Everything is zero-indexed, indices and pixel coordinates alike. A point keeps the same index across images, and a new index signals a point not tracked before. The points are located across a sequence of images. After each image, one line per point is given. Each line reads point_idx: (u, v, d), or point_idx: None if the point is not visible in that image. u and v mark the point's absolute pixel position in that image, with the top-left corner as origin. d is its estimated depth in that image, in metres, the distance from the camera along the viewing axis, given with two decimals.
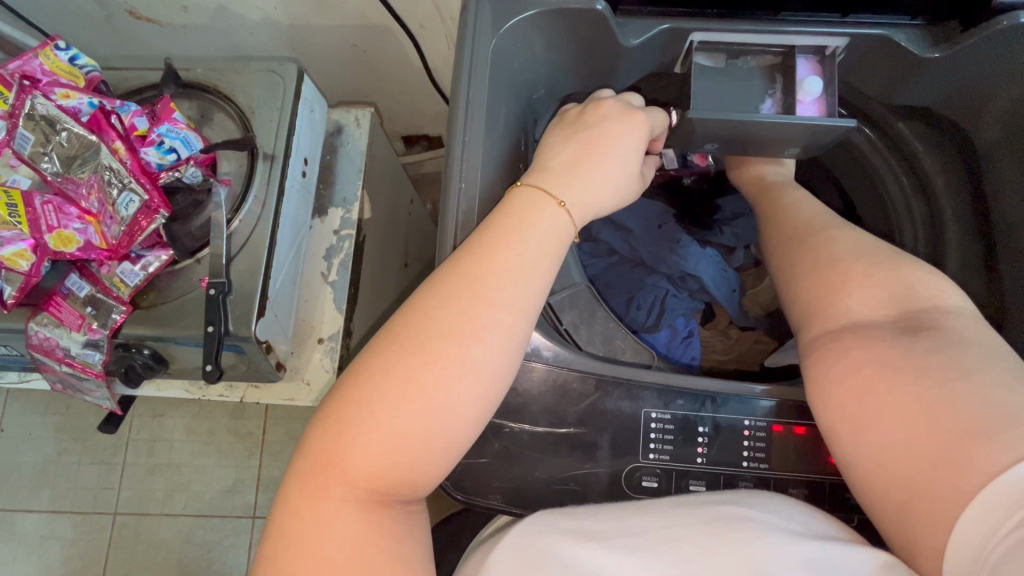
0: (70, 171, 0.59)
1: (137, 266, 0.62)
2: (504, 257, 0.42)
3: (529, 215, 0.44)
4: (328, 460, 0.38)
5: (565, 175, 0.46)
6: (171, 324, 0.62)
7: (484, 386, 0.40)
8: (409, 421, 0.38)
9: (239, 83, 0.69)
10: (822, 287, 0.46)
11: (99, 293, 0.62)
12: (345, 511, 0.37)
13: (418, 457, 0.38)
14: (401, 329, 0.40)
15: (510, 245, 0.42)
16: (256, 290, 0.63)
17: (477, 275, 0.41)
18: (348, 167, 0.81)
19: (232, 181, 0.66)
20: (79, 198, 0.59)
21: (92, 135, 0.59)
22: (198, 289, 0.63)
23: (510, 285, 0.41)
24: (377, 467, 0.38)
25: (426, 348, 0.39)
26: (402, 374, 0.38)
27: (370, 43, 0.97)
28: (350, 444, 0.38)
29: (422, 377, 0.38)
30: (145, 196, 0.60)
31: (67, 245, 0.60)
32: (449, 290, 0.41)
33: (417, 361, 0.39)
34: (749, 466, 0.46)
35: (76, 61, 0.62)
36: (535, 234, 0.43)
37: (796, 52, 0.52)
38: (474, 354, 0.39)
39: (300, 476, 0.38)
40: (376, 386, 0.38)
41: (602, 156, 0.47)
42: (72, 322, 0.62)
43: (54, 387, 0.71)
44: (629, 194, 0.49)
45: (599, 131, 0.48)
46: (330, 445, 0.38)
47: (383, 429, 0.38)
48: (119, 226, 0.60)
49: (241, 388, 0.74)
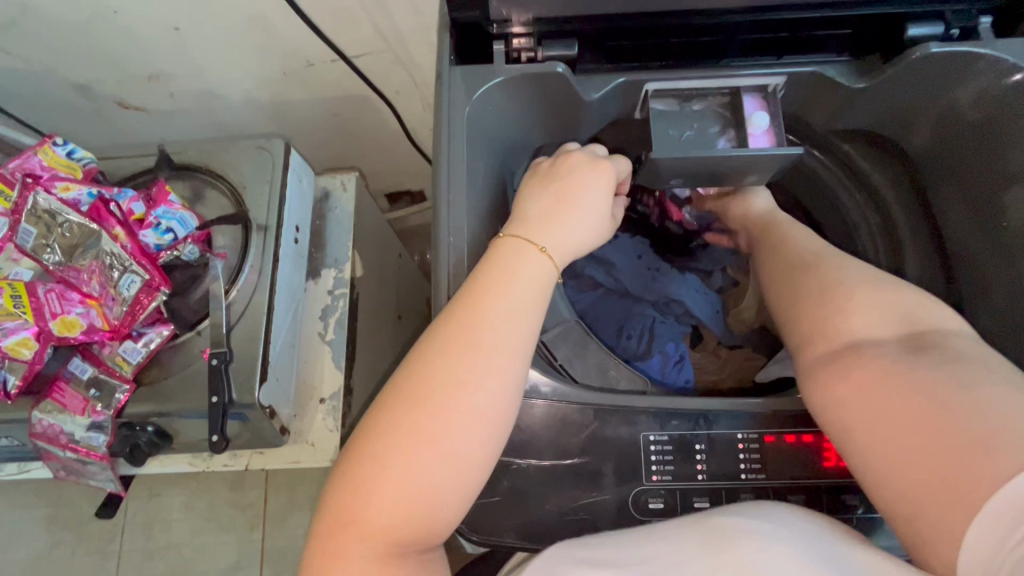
0: (71, 259, 0.62)
1: (139, 343, 0.63)
2: (494, 305, 0.44)
3: (516, 264, 0.47)
4: (346, 519, 0.39)
5: (545, 224, 0.50)
6: (175, 398, 0.63)
7: (487, 428, 0.42)
8: (420, 471, 0.39)
9: (230, 161, 0.73)
10: (824, 311, 0.50)
11: (102, 374, 0.63)
12: (367, 563, 0.38)
13: (431, 504, 0.40)
14: (404, 383, 0.42)
15: (501, 293, 0.45)
16: (257, 357, 0.65)
17: (473, 325, 0.44)
18: (338, 229, 0.85)
19: (227, 254, 0.69)
20: (80, 284, 0.61)
21: (93, 224, 0.61)
22: (200, 361, 0.65)
23: (503, 329, 0.44)
24: (393, 520, 0.39)
25: (430, 398, 0.41)
26: (409, 427, 0.40)
27: (352, 114, 1.03)
28: (365, 501, 0.39)
29: (429, 427, 0.40)
30: (146, 275, 0.62)
31: (71, 330, 0.61)
32: (446, 342, 0.43)
33: (422, 412, 0.41)
34: (748, 478, 0.48)
35: (74, 155, 0.66)
36: (521, 280, 0.46)
37: (741, 91, 0.58)
38: (476, 400, 0.41)
39: (322, 537, 0.39)
40: (386, 440, 0.40)
41: (575, 203, 0.51)
42: (76, 406, 0.64)
43: (57, 475, 0.71)
44: (602, 236, 0.53)
45: (570, 180, 0.52)
46: (347, 504, 0.39)
47: (396, 481, 0.39)
48: (120, 307, 0.62)
49: (245, 456, 0.73)
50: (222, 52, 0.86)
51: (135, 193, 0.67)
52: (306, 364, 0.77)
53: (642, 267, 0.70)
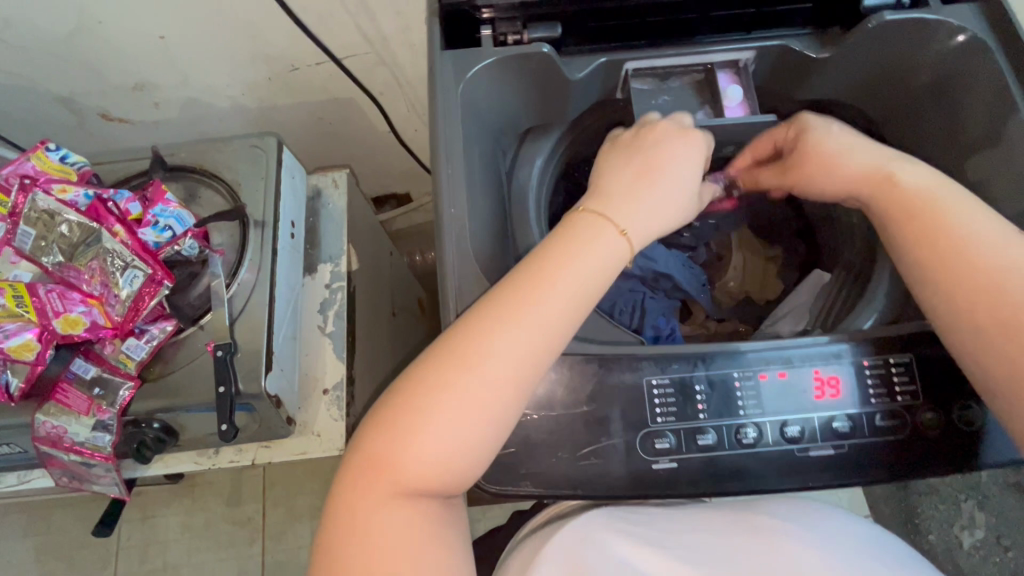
0: (72, 258, 0.62)
1: (142, 340, 0.64)
2: (553, 277, 0.46)
3: (592, 240, 0.48)
4: (383, 458, 0.42)
5: (629, 203, 0.52)
6: (181, 392, 0.64)
7: (529, 394, 0.44)
8: (461, 426, 0.42)
9: (225, 161, 0.75)
10: (983, 286, 0.45)
11: (105, 373, 0.63)
12: (393, 503, 0.42)
13: (465, 459, 0.43)
14: (457, 338, 0.44)
15: (565, 266, 0.47)
16: (261, 346, 0.65)
17: (535, 296, 0.45)
18: (331, 225, 0.86)
19: (226, 250, 0.70)
20: (81, 283, 0.62)
21: (93, 223, 0.62)
22: (205, 354, 0.65)
23: (560, 302, 0.46)
24: (427, 467, 0.42)
25: (483, 362, 0.43)
26: (458, 381, 0.43)
27: (338, 118, 1.05)
28: (403, 445, 0.42)
29: (477, 386, 0.43)
30: (148, 270, 0.63)
31: (74, 328, 0.61)
32: (505, 304, 0.45)
33: (472, 370, 0.43)
34: (747, 414, 0.49)
35: (67, 160, 0.66)
36: (587, 251, 0.48)
37: (715, 67, 0.61)
38: (522, 369, 0.44)
39: (355, 469, 0.43)
40: (435, 395, 0.43)
41: (655, 181, 0.53)
42: (81, 406, 0.63)
43: (59, 482, 0.70)
44: (681, 215, 0.54)
45: (654, 154, 0.54)
46: (384, 443, 0.42)
47: (436, 432, 0.42)
48: (123, 304, 0.62)
49: (252, 450, 0.73)
50: (209, 59, 0.88)
51: (131, 194, 0.68)
52: (307, 358, 0.78)
53: None
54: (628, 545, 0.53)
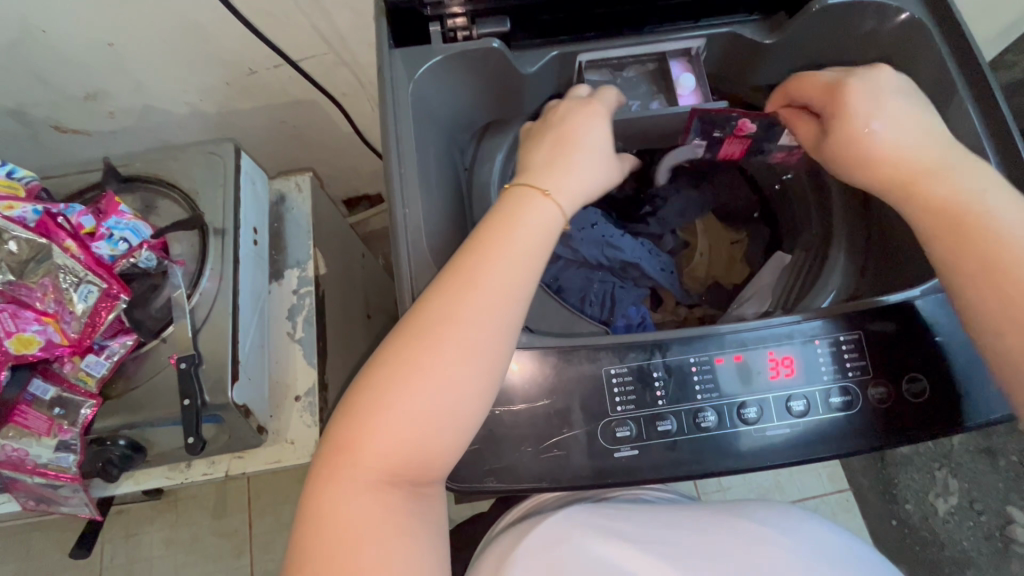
0: (23, 276, 0.60)
1: (102, 356, 0.62)
2: (491, 250, 0.47)
3: (517, 212, 0.50)
4: (343, 445, 0.44)
5: (550, 171, 0.53)
6: (146, 407, 0.63)
7: (480, 364, 0.45)
8: (414, 402, 0.43)
9: (181, 169, 0.73)
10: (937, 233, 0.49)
11: (65, 392, 0.62)
12: (361, 484, 0.43)
13: (423, 434, 0.44)
14: (406, 322, 0.46)
15: (499, 236, 0.48)
16: (226, 355, 0.65)
17: (472, 267, 0.47)
18: (297, 230, 0.85)
19: (186, 261, 0.69)
20: (33, 301, 0.60)
21: (42, 238, 0.60)
22: (168, 367, 0.64)
23: (499, 272, 0.47)
24: (384, 446, 0.43)
25: (424, 334, 0.45)
26: (405, 360, 0.44)
27: (300, 120, 1.03)
28: (360, 429, 0.43)
29: (424, 361, 0.44)
30: (103, 284, 0.61)
31: (28, 347, 0.60)
32: (446, 282, 0.46)
33: (418, 347, 0.44)
34: (705, 398, 0.50)
35: (14, 174, 0.64)
36: (524, 223, 0.49)
37: (667, 57, 0.62)
38: (465, 335, 0.45)
39: (320, 461, 0.44)
40: (385, 371, 0.44)
41: (574, 147, 0.54)
42: (40, 427, 0.62)
43: (25, 505, 0.68)
44: (606, 175, 0.55)
45: (565, 126, 0.55)
46: (342, 431, 0.44)
47: (389, 411, 0.43)
48: (79, 321, 0.61)
49: (224, 463, 0.72)
50: (162, 65, 0.85)
51: (83, 208, 0.66)
52: (277, 365, 0.77)
53: (596, 235, 0.71)
54: (610, 547, 0.57)
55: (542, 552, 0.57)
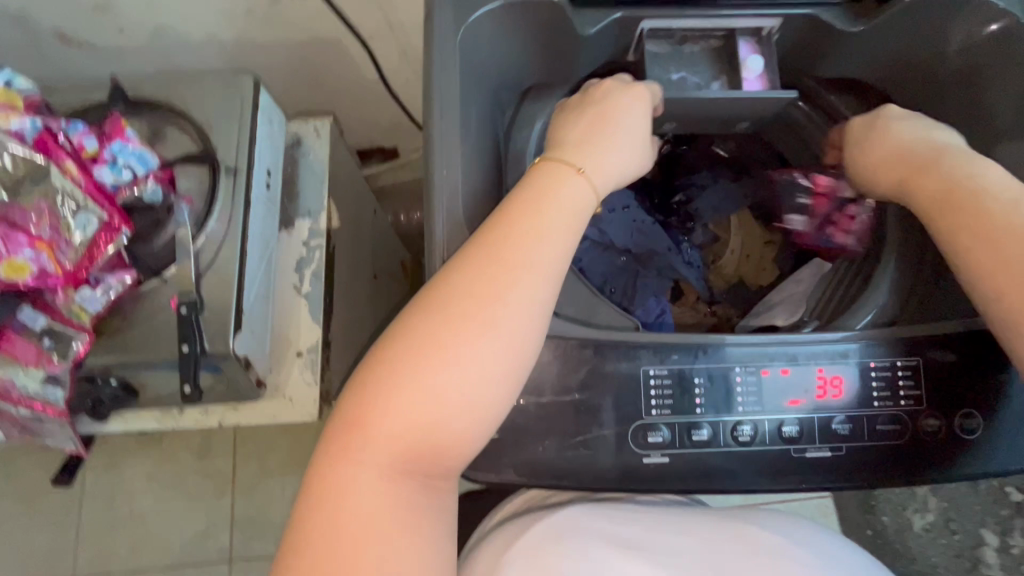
0: (16, 197, 0.55)
1: (98, 291, 0.58)
2: (526, 224, 0.44)
3: (551, 187, 0.46)
4: (353, 421, 0.40)
5: (582, 148, 0.49)
6: (142, 349, 0.60)
7: (508, 345, 0.41)
8: (435, 380, 0.40)
9: (194, 99, 0.68)
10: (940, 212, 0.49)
11: (56, 325, 0.58)
12: (371, 469, 0.39)
13: (441, 417, 0.40)
14: (430, 292, 0.42)
15: (533, 209, 0.44)
16: (230, 304, 0.61)
17: (502, 242, 0.43)
18: (311, 177, 0.80)
19: (193, 198, 0.64)
20: (26, 224, 0.55)
21: (41, 157, 0.55)
22: (168, 311, 0.61)
23: (534, 247, 0.43)
24: (399, 427, 0.39)
25: (447, 307, 0.41)
26: (428, 332, 0.40)
27: (324, 60, 0.96)
28: (374, 405, 0.39)
29: (447, 335, 0.40)
30: (104, 215, 0.57)
31: (18, 274, 0.54)
32: (476, 254, 0.43)
33: (443, 320, 0.41)
34: (745, 411, 0.47)
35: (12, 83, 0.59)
36: (559, 199, 0.46)
37: (736, 34, 0.57)
38: (493, 311, 0.41)
39: (328, 438, 0.40)
40: (404, 342, 0.40)
41: (613, 126, 0.50)
42: (28, 358, 0.58)
43: (8, 434, 0.66)
44: (642, 161, 0.52)
45: (603, 104, 0.51)
46: (354, 406, 0.40)
47: (407, 387, 0.39)
48: (76, 251, 0.56)
49: (218, 412, 0.70)
50: None
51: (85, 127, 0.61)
52: (281, 318, 0.73)
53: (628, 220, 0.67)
54: (612, 551, 0.54)
55: (542, 551, 0.54)
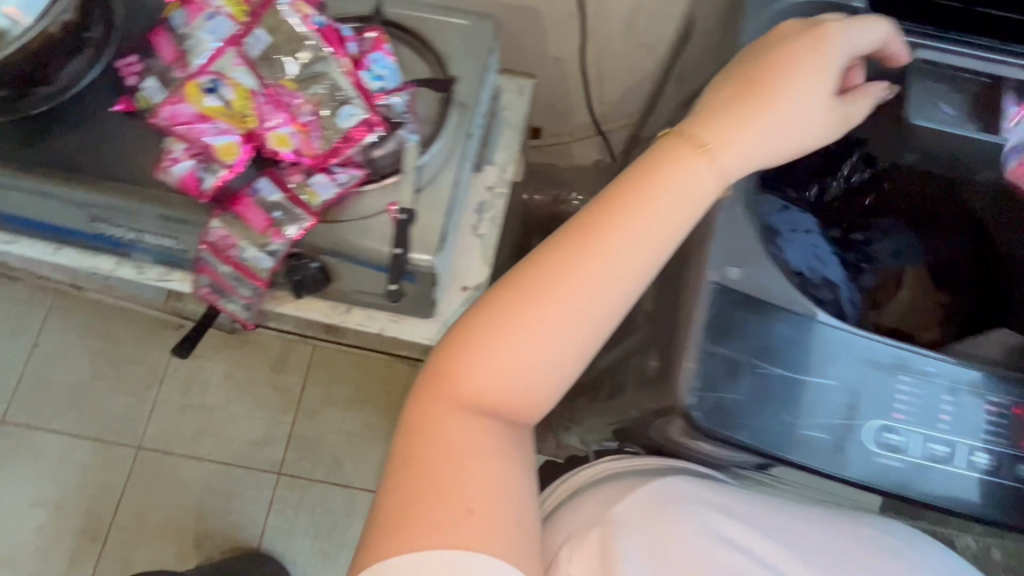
0: (294, 78, 0.63)
1: (334, 181, 0.64)
2: (658, 201, 0.48)
3: (668, 173, 0.49)
4: (493, 325, 0.47)
5: (726, 110, 0.50)
6: (354, 241, 0.65)
7: (612, 302, 0.48)
8: (557, 317, 0.47)
9: (440, 31, 0.72)
10: None
11: (288, 200, 0.63)
12: (477, 382, 0.48)
13: (535, 355, 0.47)
14: (586, 223, 0.49)
15: (661, 186, 0.49)
16: (440, 224, 0.65)
17: (578, 247, 0.48)
18: (504, 130, 0.84)
19: (425, 119, 0.68)
20: (291, 104, 0.62)
21: (327, 49, 0.62)
22: (383, 214, 0.65)
23: (663, 221, 0.49)
24: (519, 353, 0.47)
25: (582, 246, 0.48)
26: (577, 266, 0.47)
27: (519, 28, 0.95)
28: (523, 321, 0.47)
29: (579, 276, 0.47)
30: (366, 113, 0.62)
31: (281, 146, 0.62)
32: (625, 205, 0.49)
33: (591, 258, 0.47)
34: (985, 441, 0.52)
35: None
36: (682, 183, 0.49)
37: (1001, 86, 0.59)
38: (617, 268, 0.48)
39: (460, 321, 0.50)
40: (551, 258, 0.48)
41: (788, 77, 0.50)
42: (259, 223, 0.63)
43: (198, 293, 0.72)
44: (827, 124, 0.51)
45: (798, 44, 0.51)
46: (506, 302, 0.48)
47: (533, 319, 0.47)
48: (326, 138, 0.62)
49: (380, 320, 0.75)
50: None
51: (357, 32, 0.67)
52: (455, 251, 0.77)
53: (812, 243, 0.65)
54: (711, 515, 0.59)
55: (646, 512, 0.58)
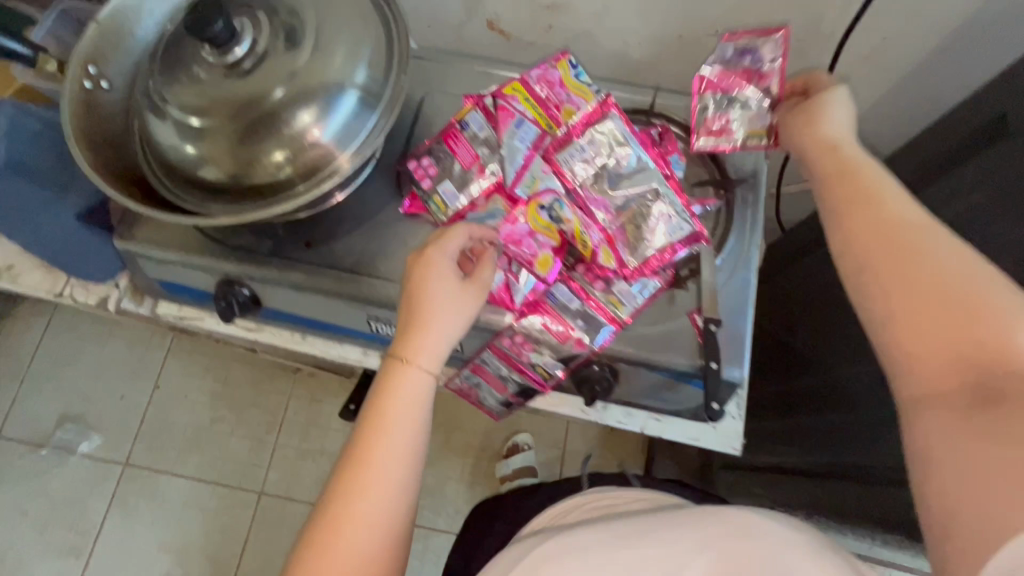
0: (614, 189, 0.60)
1: (638, 290, 0.61)
2: (856, 205, 0.44)
3: (865, 207, 0.43)
4: (964, 310, 0.37)
5: (834, 151, 0.48)
6: (654, 349, 0.62)
7: (963, 257, 0.39)
8: (902, 299, 0.39)
9: None
10: None
11: (591, 308, 0.61)
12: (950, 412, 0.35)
13: (972, 334, 0.36)
14: (856, 224, 0.43)
15: (855, 199, 0.44)
16: (745, 333, 0.62)
17: (397, 383, 0.49)
18: None
19: (713, 223, 0.65)
20: (603, 214, 0.60)
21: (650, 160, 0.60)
22: (683, 320, 0.62)
23: (908, 219, 0.42)
24: (942, 366, 0.36)
25: (884, 225, 0.42)
26: (880, 248, 0.41)
27: None
28: (895, 314, 0.39)
29: (906, 241, 0.40)
30: (693, 226, 0.59)
31: (608, 260, 0.60)
32: (848, 188, 0.45)
33: (882, 240, 0.41)
34: None
35: (582, 79, 0.63)
36: (879, 211, 0.43)
37: None
38: (912, 225, 0.41)
39: (893, 359, 0.39)
40: (879, 244, 0.41)
41: (818, 118, 0.52)
42: (561, 332, 0.61)
43: (456, 385, 0.71)
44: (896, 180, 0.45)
45: (816, 106, 0.53)
46: (901, 311, 0.39)
47: (902, 309, 0.39)
48: (649, 249, 0.59)
49: (641, 418, 0.71)
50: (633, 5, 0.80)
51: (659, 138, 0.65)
52: None
53: None
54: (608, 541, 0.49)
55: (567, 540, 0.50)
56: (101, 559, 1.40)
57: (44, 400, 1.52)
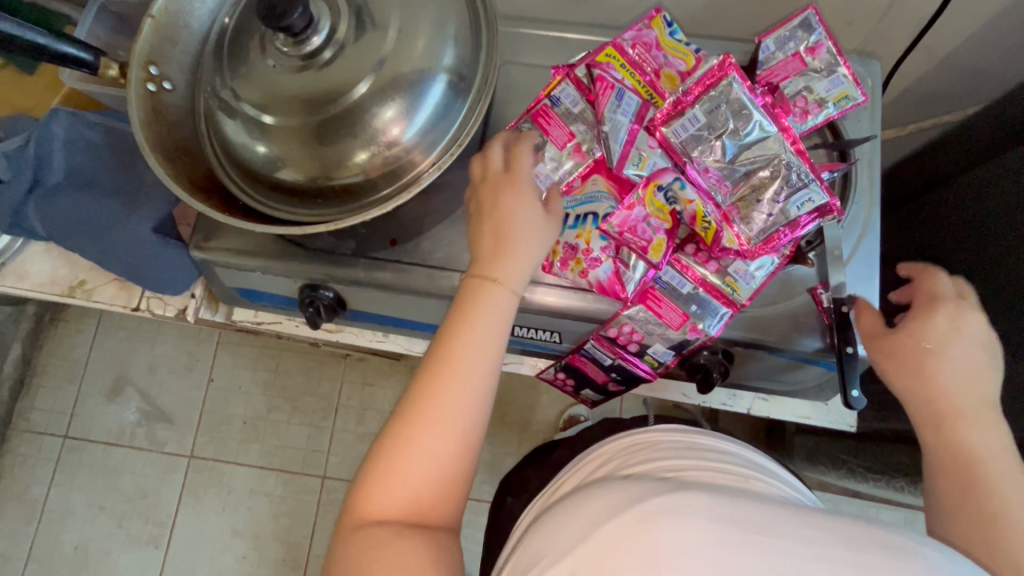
0: (733, 161, 0.53)
1: (757, 269, 0.56)
2: (969, 426, 0.46)
3: (952, 419, 0.47)
4: (987, 509, 0.43)
5: (945, 374, 0.48)
6: (776, 332, 0.58)
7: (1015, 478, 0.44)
8: (987, 479, 0.44)
9: None
10: None
11: (706, 292, 0.56)
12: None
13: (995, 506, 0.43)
14: (960, 458, 0.46)
15: (946, 425, 0.47)
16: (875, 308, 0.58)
17: (483, 298, 0.48)
18: None
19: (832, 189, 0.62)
20: (719, 192, 0.54)
21: (772, 122, 0.52)
22: (806, 299, 0.59)
23: (983, 425, 0.46)
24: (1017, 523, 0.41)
25: (974, 486, 0.44)
26: (972, 490, 0.44)
27: None
28: (984, 484, 0.44)
29: (976, 471, 0.45)
30: (826, 198, 0.52)
31: (730, 243, 0.54)
32: (955, 456, 0.46)
33: (956, 474, 0.45)
34: None
35: (678, 37, 0.58)
36: (981, 430, 0.46)
37: None
38: (991, 446, 0.46)
39: (945, 478, 0.46)
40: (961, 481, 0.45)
41: (941, 351, 0.49)
42: (674, 320, 0.57)
43: (550, 377, 0.69)
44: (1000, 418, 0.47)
45: (928, 345, 0.49)
46: (964, 474, 0.45)
47: (971, 486, 0.44)
48: (772, 225, 0.53)
49: (747, 398, 0.71)
50: None
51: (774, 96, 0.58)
52: None
53: None
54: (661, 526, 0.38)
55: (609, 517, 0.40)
56: (182, 542, 1.33)
57: (105, 389, 1.41)
